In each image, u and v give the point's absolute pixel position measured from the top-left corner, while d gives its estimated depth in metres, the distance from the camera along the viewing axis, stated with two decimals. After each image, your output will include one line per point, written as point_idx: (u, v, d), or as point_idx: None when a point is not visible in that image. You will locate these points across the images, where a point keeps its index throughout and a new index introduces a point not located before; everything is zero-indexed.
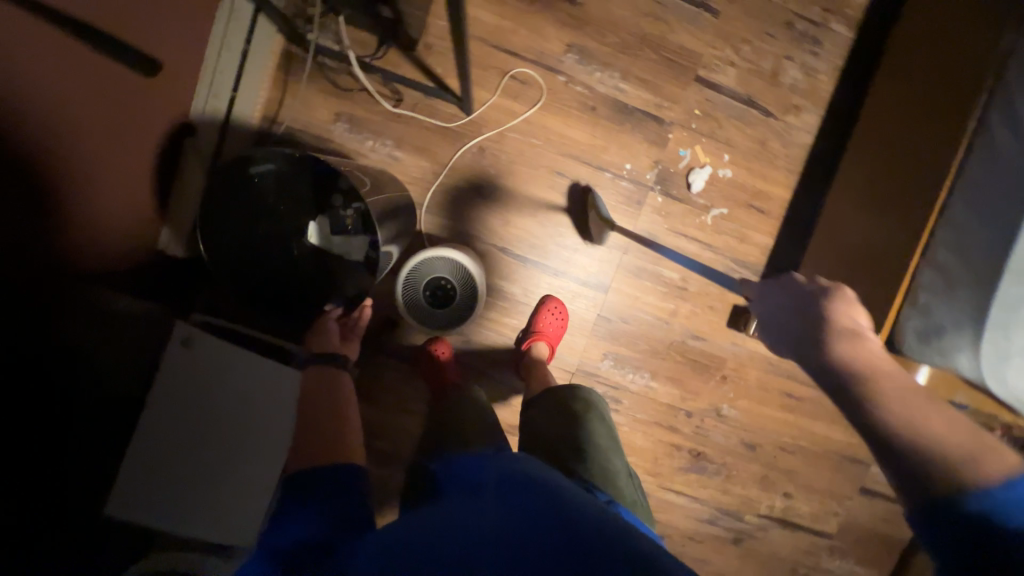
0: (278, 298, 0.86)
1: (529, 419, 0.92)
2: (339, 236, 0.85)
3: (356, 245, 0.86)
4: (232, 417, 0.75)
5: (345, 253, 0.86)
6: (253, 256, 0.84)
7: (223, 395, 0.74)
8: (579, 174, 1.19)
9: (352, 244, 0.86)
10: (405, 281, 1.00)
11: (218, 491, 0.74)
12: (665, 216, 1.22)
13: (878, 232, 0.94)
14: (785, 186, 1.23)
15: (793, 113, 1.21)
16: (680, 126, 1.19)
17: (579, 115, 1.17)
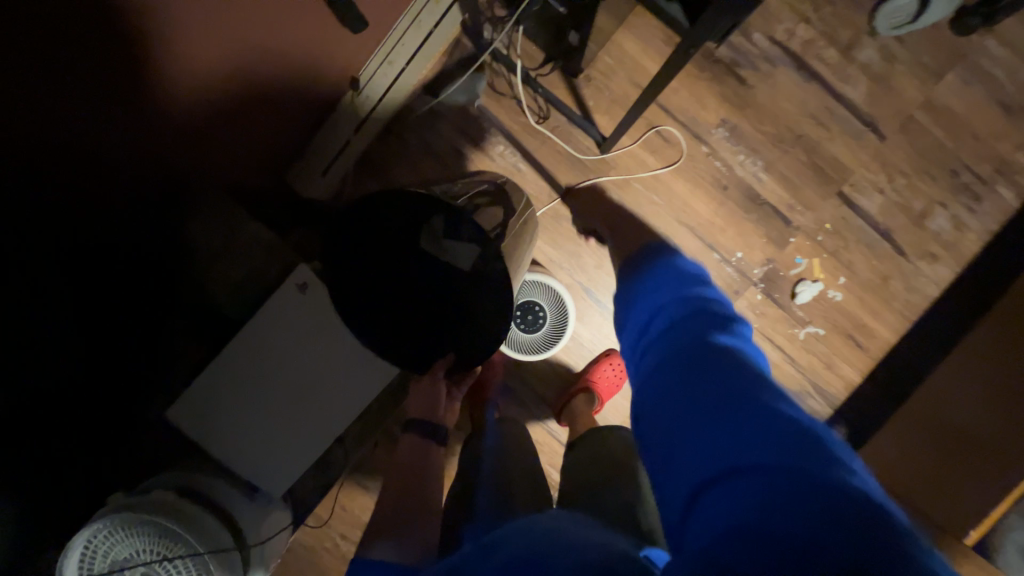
0: (414, 343, 0.70)
1: (570, 462, 0.92)
2: (449, 240, 0.69)
3: (468, 255, 0.69)
4: (313, 383, 0.71)
5: (452, 261, 0.69)
6: (384, 307, 0.69)
7: (313, 355, 0.70)
8: (687, 245, 1.16)
9: (461, 252, 0.69)
10: None
11: (262, 443, 0.70)
12: (758, 315, 1.17)
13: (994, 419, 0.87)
14: (893, 330, 1.16)
15: (927, 260, 1.14)
16: (805, 233, 1.15)
17: (708, 190, 1.15)
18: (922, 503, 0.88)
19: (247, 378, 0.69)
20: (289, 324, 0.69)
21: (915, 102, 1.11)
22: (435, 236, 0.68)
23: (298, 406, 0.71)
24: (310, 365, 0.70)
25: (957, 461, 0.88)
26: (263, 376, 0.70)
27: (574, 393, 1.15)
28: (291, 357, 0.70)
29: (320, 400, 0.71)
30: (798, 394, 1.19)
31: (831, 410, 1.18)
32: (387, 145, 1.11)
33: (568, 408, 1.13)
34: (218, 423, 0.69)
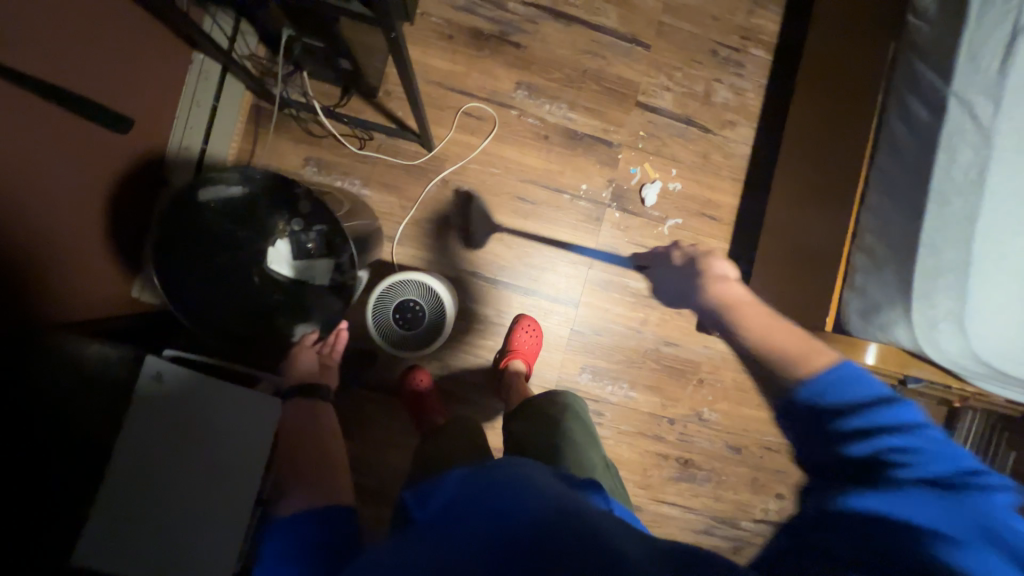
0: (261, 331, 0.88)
1: (510, 429, 0.98)
2: (303, 260, 0.88)
3: (323, 270, 0.88)
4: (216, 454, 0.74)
5: (310, 278, 0.89)
6: (228, 290, 0.85)
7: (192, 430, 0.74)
8: (539, 198, 1.27)
9: (317, 267, 0.88)
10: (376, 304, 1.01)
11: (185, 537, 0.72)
12: (624, 230, 1.30)
13: (813, 226, 1.02)
14: (731, 194, 1.32)
15: (729, 128, 1.32)
16: (628, 147, 1.29)
17: (533, 144, 1.26)
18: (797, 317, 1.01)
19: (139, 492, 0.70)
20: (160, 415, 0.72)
21: (658, 10, 1.29)
22: (286, 260, 0.88)
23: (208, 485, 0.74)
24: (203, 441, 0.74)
25: (802, 274, 1.02)
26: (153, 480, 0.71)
27: (502, 367, 1.20)
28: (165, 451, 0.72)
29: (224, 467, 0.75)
30: None
31: None
32: None
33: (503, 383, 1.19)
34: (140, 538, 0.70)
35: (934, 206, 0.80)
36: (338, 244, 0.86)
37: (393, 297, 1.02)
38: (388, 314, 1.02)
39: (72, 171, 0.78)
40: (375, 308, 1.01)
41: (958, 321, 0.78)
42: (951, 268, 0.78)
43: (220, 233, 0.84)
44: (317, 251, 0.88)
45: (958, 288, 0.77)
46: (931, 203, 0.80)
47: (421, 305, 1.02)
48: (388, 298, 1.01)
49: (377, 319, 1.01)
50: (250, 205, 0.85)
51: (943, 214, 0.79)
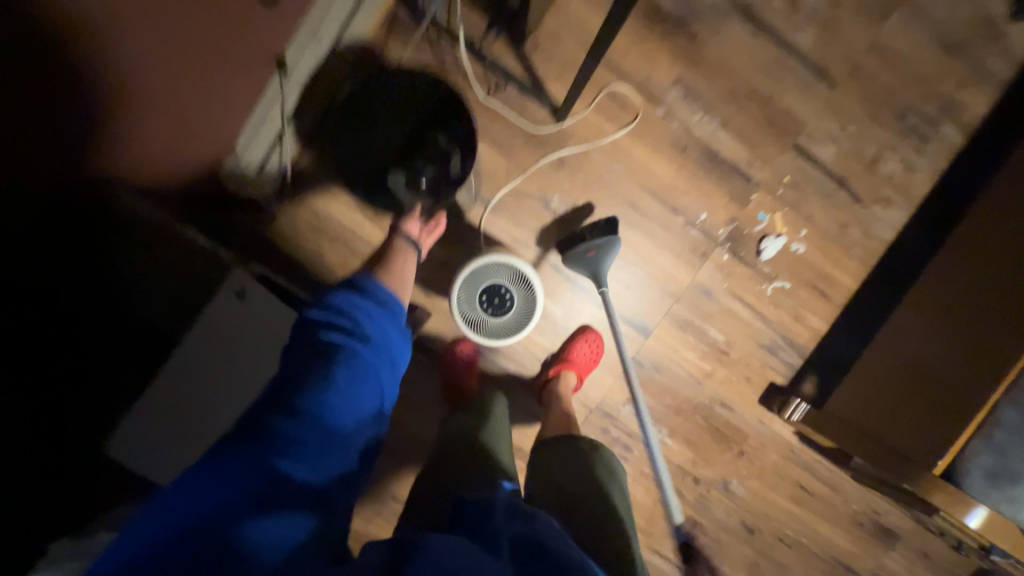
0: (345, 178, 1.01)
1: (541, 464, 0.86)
2: (410, 188, 0.98)
3: (422, 202, 1.00)
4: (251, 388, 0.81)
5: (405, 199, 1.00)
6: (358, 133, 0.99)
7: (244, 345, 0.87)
8: (652, 211, 1.15)
9: (415, 199, 0.99)
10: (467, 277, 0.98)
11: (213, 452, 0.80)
12: (726, 275, 1.18)
13: (953, 349, 0.90)
14: (854, 276, 1.19)
15: (881, 205, 1.16)
16: (765, 189, 1.15)
17: (667, 152, 1.13)
18: (899, 443, 0.90)
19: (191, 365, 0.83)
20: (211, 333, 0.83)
21: (861, 48, 1.11)
22: (398, 180, 0.98)
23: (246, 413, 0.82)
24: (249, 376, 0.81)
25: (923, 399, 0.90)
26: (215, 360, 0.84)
27: (552, 374, 1.13)
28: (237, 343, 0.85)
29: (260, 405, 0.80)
30: (769, 348, 1.22)
31: (801, 361, 1.21)
32: None
33: (548, 392, 1.12)
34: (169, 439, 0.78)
35: None
36: (445, 191, 1.00)
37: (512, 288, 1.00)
38: (478, 291, 0.99)
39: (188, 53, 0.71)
40: (497, 272, 0.99)
41: None
42: None
43: (394, 98, 1.00)
44: (425, 187, 0.99)
45: None
46: None
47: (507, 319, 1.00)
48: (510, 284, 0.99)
49: (488, 275, 0.99)
50: (429, 92, 1.00)
51: None
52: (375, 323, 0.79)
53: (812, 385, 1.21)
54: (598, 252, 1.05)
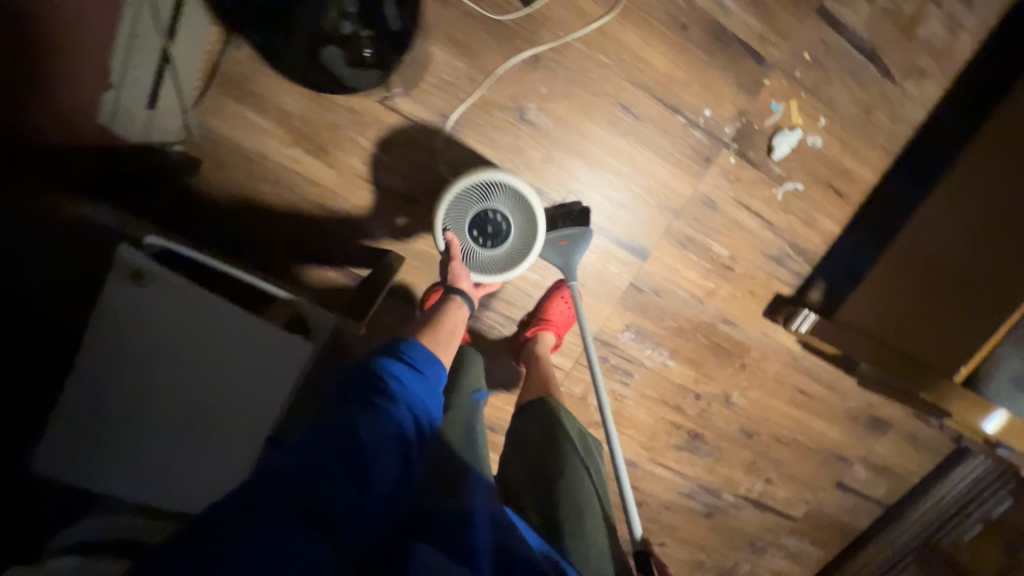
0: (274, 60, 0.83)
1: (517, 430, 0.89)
2: (352, 67, 0.84)
3: (370, 80, 0.86)
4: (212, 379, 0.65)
5: (346, 81, 0.85)
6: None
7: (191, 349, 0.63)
8: (647, 112, 0.97)
9: (364, 78, 0.85)
10: (456, 202, 0.86)
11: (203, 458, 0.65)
12: (732, 181, 1.04)
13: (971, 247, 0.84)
14: (876, 169, 1.05)
15: (915, 78, 0.99)
16: (781, 71, 0.96)
17: (664, 34, 0.92)
18: (913, 352, 0.89)
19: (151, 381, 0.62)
20: (129, 335, 0.61)
21: None
22: (340, 63, 0.83)
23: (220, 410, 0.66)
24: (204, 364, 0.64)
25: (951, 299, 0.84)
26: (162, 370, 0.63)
27: (529, 336, 1.07)
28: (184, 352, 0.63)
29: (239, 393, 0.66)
30: (776, 258, 1.12)
31: (810, 268, 1.13)
32: (245, 53, 0.86)
33: (528, 353, 1.07)
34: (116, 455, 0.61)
35: None
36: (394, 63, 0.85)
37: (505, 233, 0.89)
38: (468, 219, 0.87)
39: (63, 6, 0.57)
40: (507, 210, 0.88)
41: None
42: None
43: None
44: (369, 61, 0.84)
45: None
46: None
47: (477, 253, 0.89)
48: (505, 229, 0.88)
49: (497, 204, 0.87)
50: None
51: None
52: (413, 385, 0.66)
53: (820, 293, 1.14)
54: (570, 241, 0.97)
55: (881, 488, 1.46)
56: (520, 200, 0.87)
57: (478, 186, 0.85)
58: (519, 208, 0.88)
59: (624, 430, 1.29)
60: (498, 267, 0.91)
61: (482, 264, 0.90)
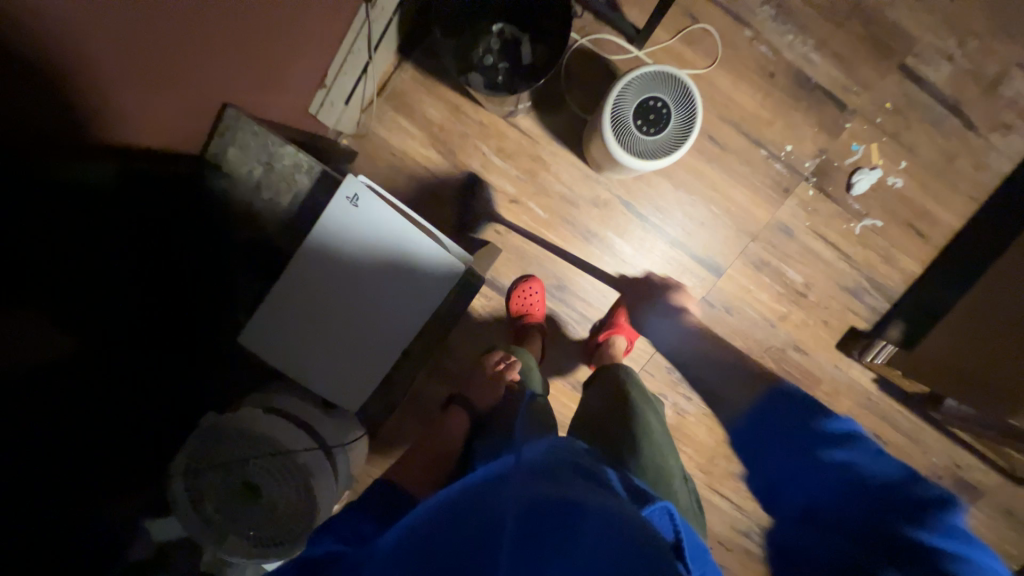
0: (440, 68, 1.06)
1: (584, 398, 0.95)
2: (489, 86, 1.04)
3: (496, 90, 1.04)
4: (371, 299, 0.73)
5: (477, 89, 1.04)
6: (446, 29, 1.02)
7: (365, 264, 0.72)
8: (732, 144, 1.09)
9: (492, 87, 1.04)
10: (678, 93, 0.79)
11: (359, 389, 0.74)
12: (810, 212, 1.12)
13: None
14: (959, 214, 1.09)
15: (1000, 132, 1.05)
16: (862, 116, 1.06)
17: (752, 78, 1.06)
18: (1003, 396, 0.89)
19: (322, 304, 0.73)
20: (317, 256, 0.71)
21: None
22: (479, 82, 1.04)
23: (369, 323, 0.74)
24: (355, 283, 0.73)
25: None
26: (332, 294, 0.73)
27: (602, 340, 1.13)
28: (351, 276, 0.72)
29: (390, 311, 0.74)
30: (852, 291, 1.16)
31: (888, 305, 1.15)
32: (410, 74, 1.10)
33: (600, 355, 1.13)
34: (289, 366, 0.73)
35: None
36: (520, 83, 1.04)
37: (643, 140, 0.80)
38: (659, 100, 0.79)
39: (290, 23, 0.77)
40: (661, 138, 0.80)
41: None
42: None
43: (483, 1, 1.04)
44: (501, 82, 1.05)
45: None
46: None
47: (623, 96, 0.80)
48: (657, 133, 0.80)
49: (666, 127, 0.79)
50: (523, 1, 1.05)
51: None
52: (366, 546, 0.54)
53: (899, 332, 1.14)
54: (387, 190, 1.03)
55: None
56: (665, 149, 0.80)
57: (685, 116, 0.79)
58: (663, 146, 0.80)
59: (682, 448, 1.30)
60: (611, 124, 0.80)
61: (615, 101, 0.80)
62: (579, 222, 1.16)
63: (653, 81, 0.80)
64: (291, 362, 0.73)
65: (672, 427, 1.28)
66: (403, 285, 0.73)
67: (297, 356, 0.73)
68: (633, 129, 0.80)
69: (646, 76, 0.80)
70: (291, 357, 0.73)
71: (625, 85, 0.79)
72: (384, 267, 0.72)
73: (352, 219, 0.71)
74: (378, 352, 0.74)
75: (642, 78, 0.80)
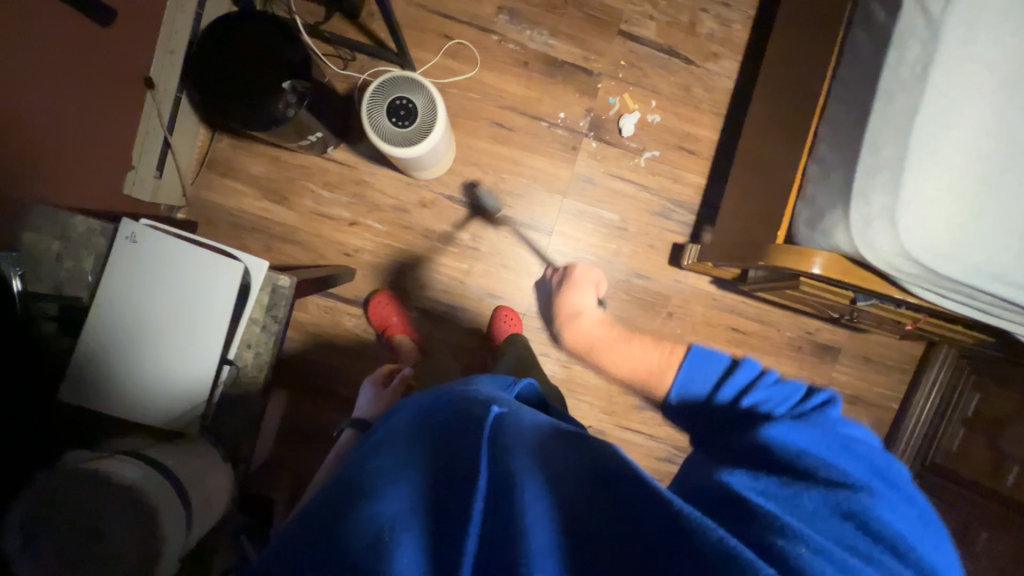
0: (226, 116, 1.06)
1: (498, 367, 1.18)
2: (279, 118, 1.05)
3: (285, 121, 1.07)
4: (178, 318, 0.80)
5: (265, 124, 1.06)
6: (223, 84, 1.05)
7: (171, 290, 0.80)
8: (517, 124, 1.29)
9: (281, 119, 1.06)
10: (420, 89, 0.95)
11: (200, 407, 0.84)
12: (600, 159, 1.31)
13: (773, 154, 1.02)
14: (712, 128, 1.32)
15: (712, 60, 1.31)
16: (608, 76, 1.30)
17: (512, 70, 1.28)
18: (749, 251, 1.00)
19: (129, 333, 0.78)
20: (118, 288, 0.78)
21: None
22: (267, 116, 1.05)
23: (178, 340, 0.80)
24: (157, 306, 0.79)
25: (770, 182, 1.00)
26: (138, 321, 0.79)
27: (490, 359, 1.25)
28: (154, 302, 0.79)
29: (199, 326, 0.80)
30: (662, 214, 1.34)
31: (693, 216, 1.34)
32: (226, 141, 1.23)
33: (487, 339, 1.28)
34: (127, 412, 0.78)
35: (879, 103, 0.76)
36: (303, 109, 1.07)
37: (402, 132, 0.96)
38: (409, 98, 0.95)
39: (48, 114, 0.83)
40: (417, 127, 0.96)
41: (890, 218, 0.73)
42: (889, 166, 0.74)
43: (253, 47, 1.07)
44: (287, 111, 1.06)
45: (891, 185, 0.74)
46: (876, 101, 0.76)
47: (375, 102, 0.94)
48: (411, 124, 0.95)
49: (419, 117, 0.96)
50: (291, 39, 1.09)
51: (885, 112, 0.75)
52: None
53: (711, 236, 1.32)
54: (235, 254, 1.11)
55: (866, 422, 1.41)
56: (424, 135, 0.97)
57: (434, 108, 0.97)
58: (421, 132, 0.97)
59: (581, 397, 1.38)
60: (372, 126, 0.95)
61: (372, 108, 0.94)
62: (416, 224, 1.29)
63: (401, 84, 0.95)
64: (109, 393, 0.77)
65: (564, 381, 1.36)
66: (202, 299, 0.80)
67: (115, 386, 0.78)
68: (393, 127, 0.95)
69: (392, 81, 0.95)
70: (109, 389, 0.77)
71: (375, 92, 0.94)
72: (181, 286, 0.80)
73: (144, 252, 0.80)
74: (191, 365, 0.80)
75: (387, 85, 0.94)
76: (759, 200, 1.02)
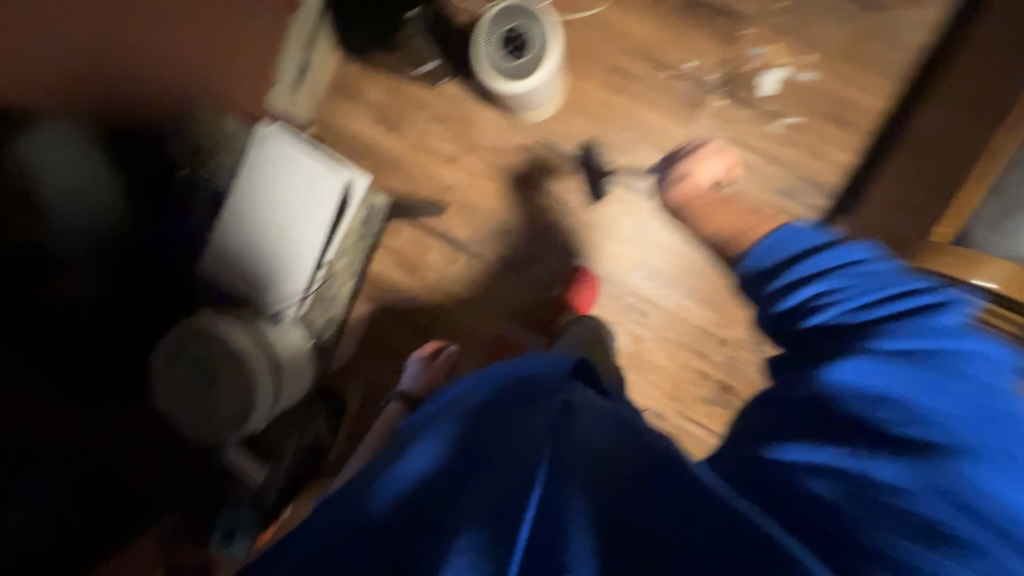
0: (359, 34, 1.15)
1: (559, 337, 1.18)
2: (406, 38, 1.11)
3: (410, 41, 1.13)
4: (290, 215, 0.90)
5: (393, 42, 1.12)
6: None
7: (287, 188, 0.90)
8: (637, 71, 1.17)
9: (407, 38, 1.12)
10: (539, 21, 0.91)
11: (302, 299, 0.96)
12: (725, 119, 1.15)
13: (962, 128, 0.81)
14: (880, 95, 1.08)
15: (903, 8, 1.06)
16: (758, 21, 1.11)
17: (645, 9, 1.16)
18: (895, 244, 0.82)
19: (254, 222, 0.92)
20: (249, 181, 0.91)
21: None
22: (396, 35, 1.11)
23: (288, 234, 0.91)
24: (277, 201, 0.91)
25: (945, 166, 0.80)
26: (262, 212, 0.91)
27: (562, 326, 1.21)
28: (274, 196, 0.91)
29: (305, 223, 0.90)
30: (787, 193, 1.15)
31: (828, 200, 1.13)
32: (354, 67, 1.32)
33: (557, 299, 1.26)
34: (244, 286, 0.93)
35: None
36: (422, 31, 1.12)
37: (511, 63, 0.92)
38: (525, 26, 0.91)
39: None
40: (527, 60, 0.92)
41: None
42: None
43: None
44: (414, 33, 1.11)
45: None
46: None
47: (490, 28, 0.92)
48: (522, 55, 0.92)
49: (530, 48, 0.91)
50: None
51: None
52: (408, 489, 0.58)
53: None
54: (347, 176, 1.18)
55: None
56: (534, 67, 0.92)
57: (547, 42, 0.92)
58: (530, 64, 0.92)
59: (646, 376, 1.28)
60: (482, 53, 0.93)
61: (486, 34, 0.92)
62: (511, 168, 1.27)
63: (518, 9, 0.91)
64: (234, 269, 0.93)
65: (630, 355, 1.28)
66: (310, 200, 0.90)
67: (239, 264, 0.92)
68: (502, 57, 0.92)
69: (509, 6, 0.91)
70: (234, 266, 0.92)
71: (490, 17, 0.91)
72: (295, 186, 0.90)
73: (272, 152, 0.91)
74: (294, 259, 0.91)
75: (505, 9, 0.91)
76: (923, 190, 0.81)
